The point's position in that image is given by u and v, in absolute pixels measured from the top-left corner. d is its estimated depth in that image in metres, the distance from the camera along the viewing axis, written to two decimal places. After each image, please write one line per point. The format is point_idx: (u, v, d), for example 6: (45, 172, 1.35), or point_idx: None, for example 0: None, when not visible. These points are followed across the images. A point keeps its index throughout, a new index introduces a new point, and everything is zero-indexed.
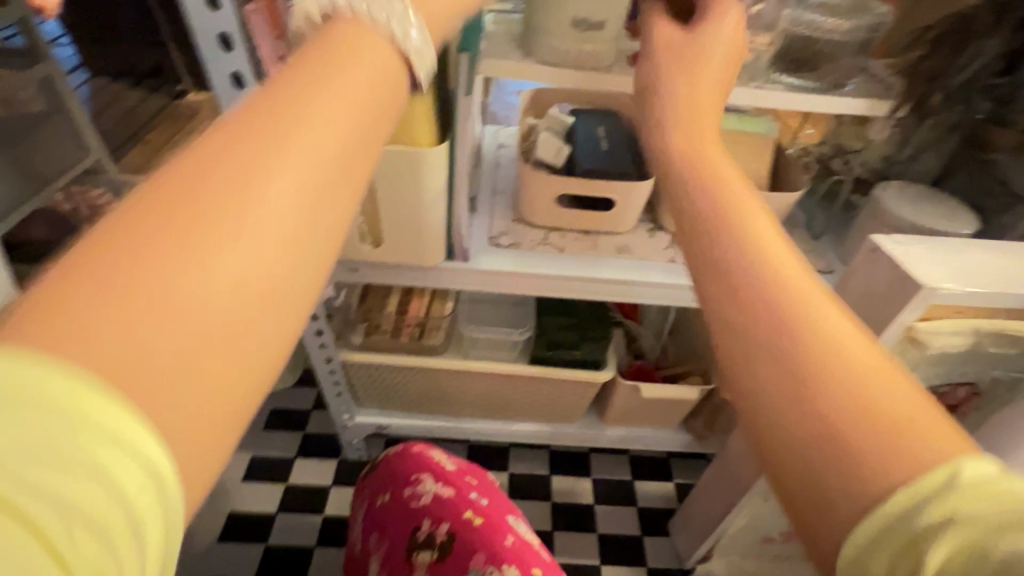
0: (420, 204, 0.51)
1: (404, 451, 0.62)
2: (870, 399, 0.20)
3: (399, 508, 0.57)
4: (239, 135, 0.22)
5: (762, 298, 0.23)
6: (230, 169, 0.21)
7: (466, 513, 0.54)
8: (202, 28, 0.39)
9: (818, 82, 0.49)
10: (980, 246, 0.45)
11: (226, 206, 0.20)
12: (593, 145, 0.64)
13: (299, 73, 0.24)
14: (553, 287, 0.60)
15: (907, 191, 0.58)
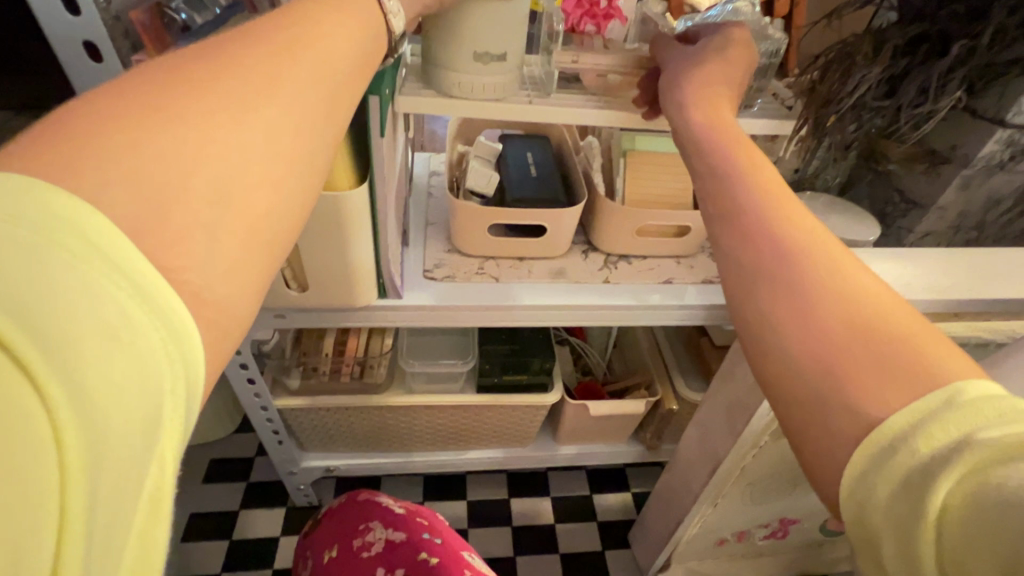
0: (347, 244, 0.48)
1: (349, 501, 0.59)
2: (873, 343, 0.23)
3: (348, 561, 0.52)
4: (198, 106, 0.22)
5: (778, 273, 0.27)
6: (188, 137, 0.21)
7: (420, 555, 0.52)
8: (68, 42, 0.37)
9: None
10: (879, 254, 0.49)
11: (145, 188, 0.19)
12: (523, 172, 0.64)
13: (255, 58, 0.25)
14: (494, 317, 0.60)
15: (817, 202, 0.63)
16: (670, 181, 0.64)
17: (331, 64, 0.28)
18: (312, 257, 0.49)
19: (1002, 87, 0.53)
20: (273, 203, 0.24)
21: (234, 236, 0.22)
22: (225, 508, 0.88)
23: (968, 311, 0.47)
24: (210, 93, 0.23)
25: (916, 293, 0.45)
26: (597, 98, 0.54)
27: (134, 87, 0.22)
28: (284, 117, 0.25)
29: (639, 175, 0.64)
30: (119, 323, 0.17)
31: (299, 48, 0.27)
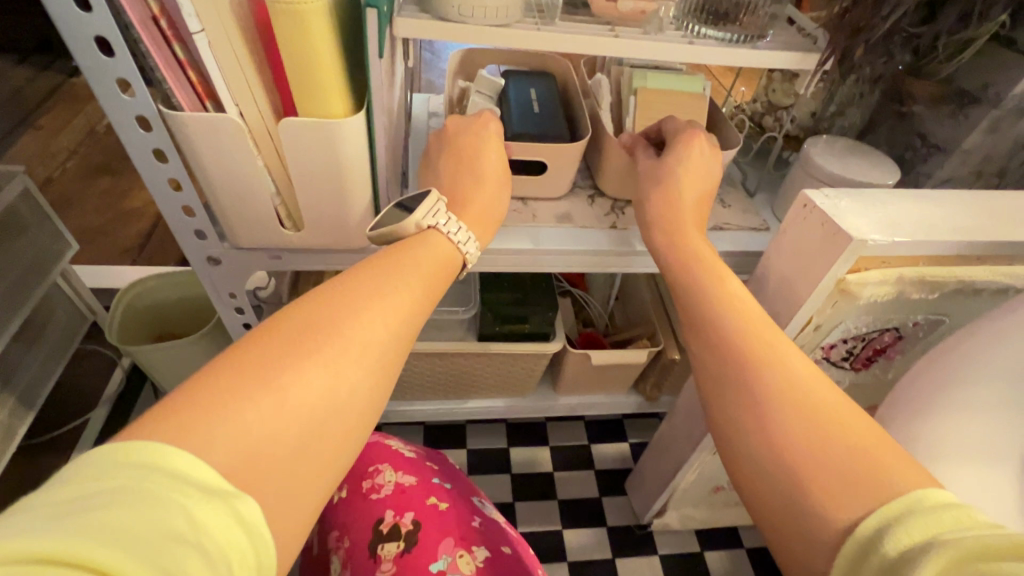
0: (343, 180, 0.46)
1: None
2: (833, 448, 0.31)
3: (358, 502, 0.52)
4: (312, 317, 0.31)
5: (759, 411, 0.34)
6: (300, 334, 0.30)
7: (431, 499, 0.51)
8: None
9: (741, 33, 0.52)
10: (900, 195, 0.46)
11: (268, 369, 0.28)
12: (525, 107, 0.61)
13: (358, 328, 0.31)
14: (496, 262, 0.58)
15: (834, 146, 0.60)
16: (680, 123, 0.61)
17: (409, 337, 0.34)
18: (307, 193, 0.47)
19: None
20: (363, 369, 0.30)
21: (335, 397, 0.29)
22: None
23: (988, 255, 0.45)
24: (317, 352, 0.29)
25: (937, 234, 0.43)
26: (609, 26, 0.51)
27: (302, 302, 0.32)
28: (366, 319, 0.32)
29: (648, 116, 0.61)
30: (114, 487, 0.21)
31: (388, 257, 0.37)
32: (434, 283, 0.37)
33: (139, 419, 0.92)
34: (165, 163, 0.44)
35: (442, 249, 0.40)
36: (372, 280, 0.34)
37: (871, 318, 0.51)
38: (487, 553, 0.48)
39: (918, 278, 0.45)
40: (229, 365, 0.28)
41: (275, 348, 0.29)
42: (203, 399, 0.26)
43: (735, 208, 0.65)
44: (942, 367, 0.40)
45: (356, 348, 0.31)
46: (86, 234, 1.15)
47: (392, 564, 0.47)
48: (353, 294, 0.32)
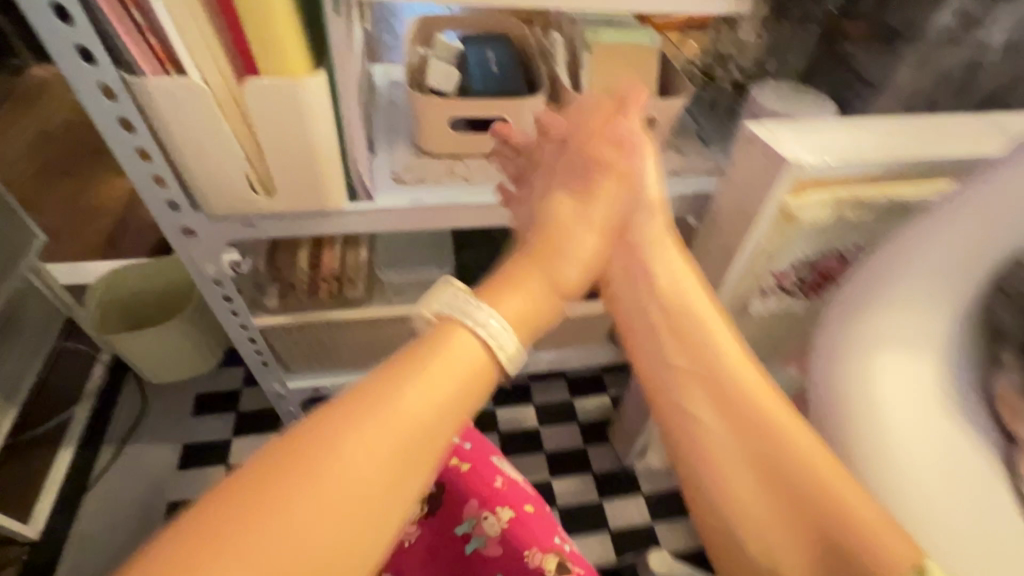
0: (309, 139, 0.47)
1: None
2: (817, 491, 0.38)
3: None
4: (355, 410, 0.33)
5: (720, 492, 0.41)
6: (340, 426, 0.32)
7: (451, 462, 0.55)
8: None
9: None
10: (835, 122, 0.50)
11: (310, 450, 0.31)
12: (483, 68, 0.64)
13: (393, 425, 0.33)
14: (468, 218, 0.61)
15: (778, 90, 0.64)
16: (634, 74, 0.64)
17: (448, 425, 0.35)
18: (275, 156, 0.48)
19: None
20: (397, 475, 0.32)
21: (368, 498, 0.31)
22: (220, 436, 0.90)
23: (913, 172, 0.49)
24: (352, 444, 0.32)
25: (864, 155, 0.47)
26: None
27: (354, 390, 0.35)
28: (400, 409, 0.33)
29: (602, 69, 0.63)
30: (209, 524, 0.29)
31: (433, 343, 0.37)
32: (476, 372, 0.37)
33: (126, 411, 0.92)
34: (132, 132, 0.46)
35: (466, 342, 0.37)
36: (404, 376, 0.34)
37: (817, 243, 0.55)
38: (510, 512, 0.52)
39: (853, 199, 0.49)
40: (285, 448, 0.32)
41: (319, 439, 0.32)
42: (250, 491, 0.30)
43: (691, 154, 0.68)
44: (904, 256, 0.43)
45: (395, 452, 0.32)
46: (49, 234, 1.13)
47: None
48: (387, 389, 0.34)
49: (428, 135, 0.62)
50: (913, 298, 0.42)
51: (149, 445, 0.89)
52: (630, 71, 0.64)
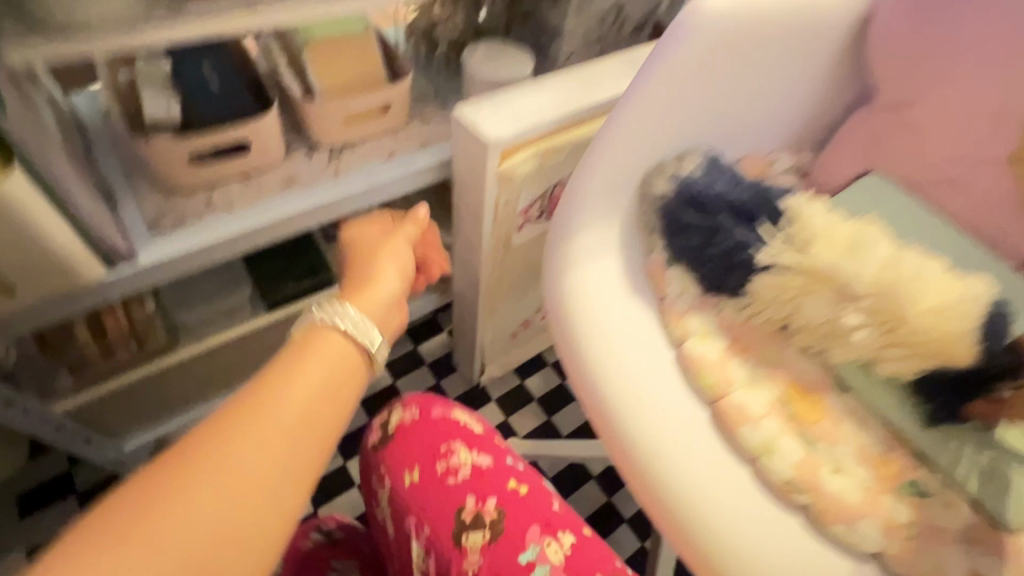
0: (37, 229, 0.47)
1: (423, 423, 0.53)
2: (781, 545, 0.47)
3: (435, 486, 0.50)
4: (234, 420, 0.35)
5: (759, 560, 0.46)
6: (223, 437, 0.35)
7: (509, 483, 0.50)
8: None
9: None
10: (521, 90, 0.63)
11: (194, 462, 0.33)
12: (203, 87, 0.62)
13: (269, 423, 0.36)
14: (243, 242, 0.63)
15: (484, 55, 0.75)
16: (358, 62, 0.68)
17: (332, 413, 0.38)
18: (2, 252, 0.46)
19: None
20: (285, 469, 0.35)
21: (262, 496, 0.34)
22: (68, 521, 0.85)
23: (584, 116, 0.65)
24: (237, 449, 0.34)
25: (543, 118, 0.62)
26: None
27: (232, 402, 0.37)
28: (280, 415, 0.36)
29: (326, 66, 0.67)
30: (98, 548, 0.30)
31: (302, 350, 0.40)
32: (348, 366, 0.40)
33: None
34: None
35: (332, 338, 0.41)
36: (277, 371, 0.38)
37: (542, 182, 0.70)
38: (573, 535, 0.49)
39: (549, 149, 0.64)
40: (168, 464, 0.33)
41: (200, 451, 0.34)
42: (150, 493, 0.32)
43: (434, 121, 0.77)
44: (580, 185, 0.58)
45: (277, 448, 0.35)
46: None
47: (480, 555, 0.47)
48: (265, 396, 0.36)
49: (172, 172, 0.61)
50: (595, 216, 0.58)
51: None
52: (352, 61, 0.67)
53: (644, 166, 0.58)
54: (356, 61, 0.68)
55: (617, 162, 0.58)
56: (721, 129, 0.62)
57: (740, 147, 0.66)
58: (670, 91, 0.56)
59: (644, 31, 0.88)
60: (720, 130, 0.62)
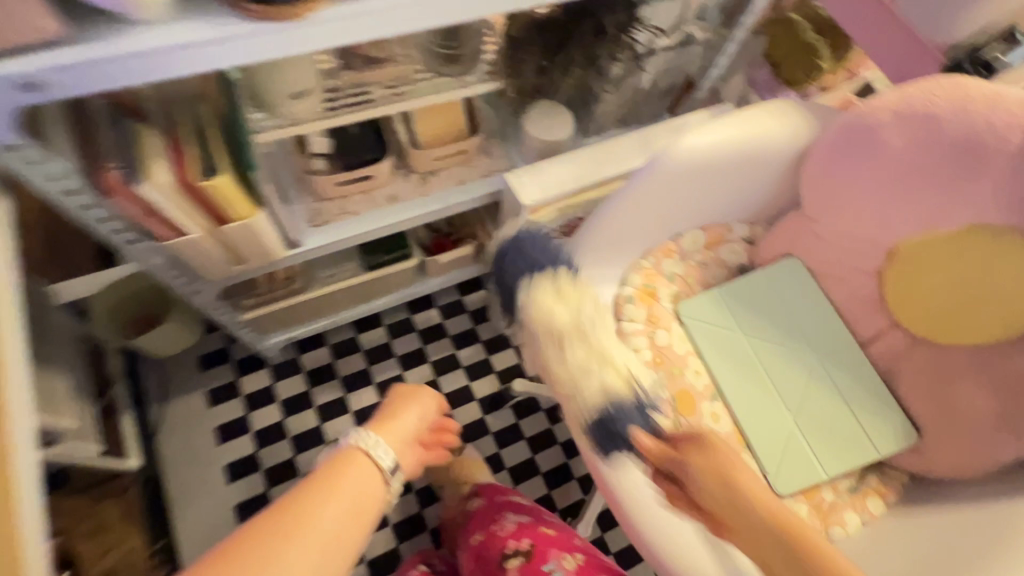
0: (259, 237, 0.82)
1: (495, 511, 0.95)
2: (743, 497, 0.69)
3: (494, 539, 0.91)
4: (291, 512, 0.57)
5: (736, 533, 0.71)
6: (282, 522, 0.56)
7: (541, 530, 0.90)
8: (84, 217, 0.65)
9: (458, 71, 0.88)
10: (553, 162, 0.91)
11: (265, 536, 0.55)
12: (345, 131, 0.97)
13: (312, 518, 0.58)
14: (362, 237, 0.98)
15: (537, 116, 0.98)
16: (450, 117, 0.97)
17: (353, 515, 0.61)
18: (245, 247, 0.83)
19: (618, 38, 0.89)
20: (324, 546, 0.57)
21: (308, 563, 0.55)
22: (228, 378, 1.32)
23: (598, 184, 0.93)
24: (291, 532, 0.56)
25: (567, 186, 0.90)
26: (386, 89, 0.85)
27: (288, 498, 0.59)
28: (323, 517, 0.58)
29: (428, 120, 0.95)
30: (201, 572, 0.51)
31: (340, 465, 0.65)
32: (369, 479, 0.66)
33: (151, 377, 1.29)
34: (154, 257, 0.78)
35: (363, 467, 0.66)
36: (324, 486, 0.61)
37: (562, 219, 0.98)
38: (578, 555, 0.87)
39: (566, 206, 0.94)
40: (244, 536, 0.55)
41: (266, 527, 0.56)
42: (234, 552, 0.53)
43: (495, 155, 1.05)
44: (593, 234, 0.88)
45: (321, 536, 0.57)
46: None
47: (518, 569, 0.86)
48: (309, 503, 0.59)
49: (324, 187, 0.95)
50: (600, 255, 0.89)
51: (181, 396, 1.29)
52: (447, 117, 0.97)
53: (631, 229, 0.89)
54: (449, 117, 0.97)
55: (615, 226, 0.88)
56: (693, 208, 0.90)
57: (705, 221, 0.94)
58: (655, 188, 0.85)
59: (671, 94, 1.09)
60: (687, 214, 0.91)
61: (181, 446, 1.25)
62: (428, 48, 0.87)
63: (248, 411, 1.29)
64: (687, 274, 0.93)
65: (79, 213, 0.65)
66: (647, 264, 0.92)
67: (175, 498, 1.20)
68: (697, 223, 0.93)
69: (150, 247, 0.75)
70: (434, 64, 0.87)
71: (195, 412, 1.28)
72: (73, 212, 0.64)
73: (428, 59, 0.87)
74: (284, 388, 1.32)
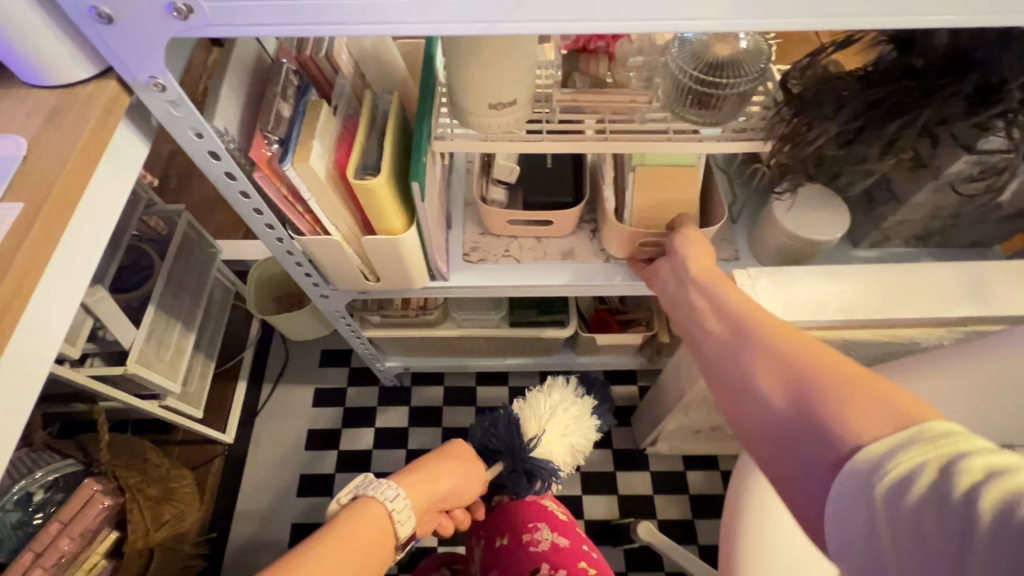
0: (403, 259, 0.67)
1: (520, 501, 0.74)
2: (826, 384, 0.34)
3: (519, 550, 0.68)
4: None
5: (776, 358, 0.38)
6: None
7: (581, 563, 0.67)
8: (229, 192, 0.56)
9: (711, 117, 0.63)
10: (813, 271, 0.60)
11: None
12: (540, 164, 0.81)
13: None
14: (516, 291, 0.79)
15: (801, 201, 0.69)
16: (684, 191, 0.69)
17: None
18: (382, 266, 0.69)
19: (1005, 122, 0.52)
20: None
21: None
22: (340, 384, 1.24)
23: (877, 324, 0.59)
24: None
25: (825, 315, 0.58)
26: (604, 124, 0.64)
27: None
28: None
29: (654, 193, 0.69)
30: None
31: None
32: None
33: (275, 356, 1.27)
34: (292, 252, 0.68)
35: None
36: None
37: None
38: None
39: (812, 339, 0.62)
40: None
41: None
42: None
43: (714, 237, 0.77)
44: None
45: None
46: (202, 200, 1.32)
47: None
48: None
49: (495, 221, 0.78)
50: None
51: (293, 386, 1.24)
52: (680, 190, 0.69)
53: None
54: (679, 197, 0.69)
55: None
56: None
57: None
58: None
59: None
60: None
61: (273, 438, 1.18)
62: (676, 79, 0.62)
63: (344, 426, 1.19)
64: None
65: (227, 187, 0.56)
66: None
67: (247, 491, 1.12)
68: None
69: (287, 237, 0.64)
70: (678, 102, 0.63)
71: (299, 406, 1.21)
72: (220, 186, 0.55)
73: (672, 95, 0.63)
74: (386, 416, 1.19)
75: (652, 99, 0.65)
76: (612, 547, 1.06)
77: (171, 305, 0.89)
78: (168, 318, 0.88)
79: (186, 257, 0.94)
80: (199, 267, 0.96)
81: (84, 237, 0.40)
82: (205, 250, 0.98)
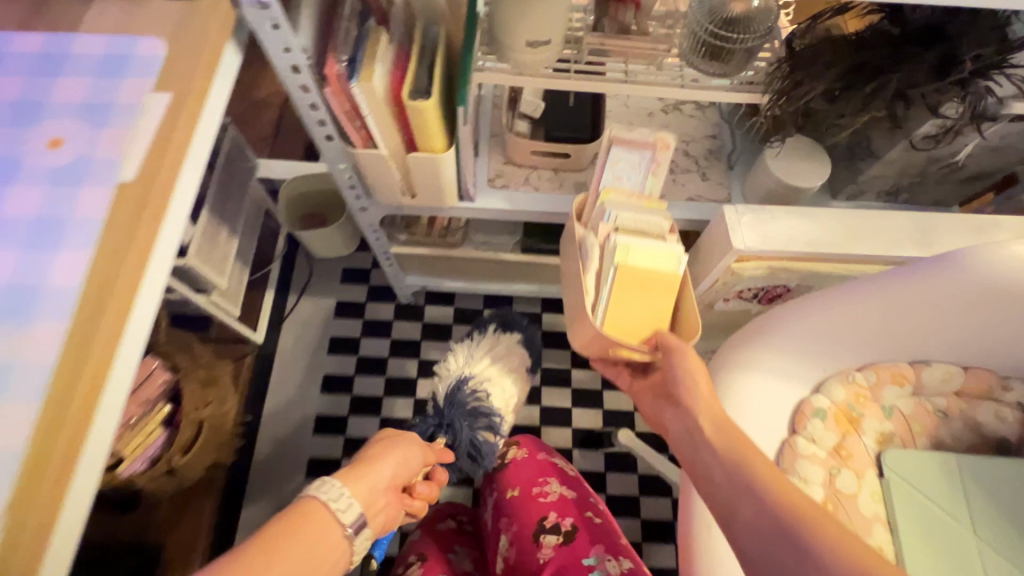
0: (440, 178, 0.77)
1: (531, 457, 0.84)
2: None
3: (529, 502, 0.78)
4: None
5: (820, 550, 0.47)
6: None
7: (586, 513, 0.76)
8: (301, 105, 0.65)
9: (721, 69, 0.72)
10: (791, 211, 0.71)
11: None
12: (562, 102, 0.89)
13: None
14: (532, 216, 0.89)
15: (790, 152, 0.78)
16: (662, 302, 0.66)
17: None
18: (420, 183, 0.79)
19: (965, 90, 0.62)
20: None
21: None
22: (360, 299, 1.36)
23: (837, 259, 0.71)
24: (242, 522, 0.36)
25: (794, 247, 0.70)
26: (626, 68, 0.73)
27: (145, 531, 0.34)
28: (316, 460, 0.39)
29: (635, 298, 0.66)
30: None
31: None
32: None
33: (301, 269, 1.38)
34: (343, 165, 0.77)
35: None
36: None
37: (765, 281, 0.78)
38: (626, 559, 0.70)
39: (783, 268, 0.73)
40: None
41: None
42: None
43: (712, 180, 0.87)
44: (775, 317, 0.66)
45: None
46: (232, 117, 1.38)
47: (552, 549, 0.73)
48: None
49: (519, 152, 0.87)
50: (779, 351, 0.66)
51: (317, 298, 1.36)
52: (660, 303, 0.66)
53: (863, 333, 0.66)
54: (653, 303, 0.66)
55: (836, 320, 0.65)
56: (962, 337, 0.65)
57: (966, 359, 0.68)
58: (911, 297, 0.62)
59: (984, 182, 0.82)
60: (943, 342, 0.66)
61: (299, 342, 1.31)
62: (693, 32, 0.70)
63: (363, 335, 1.32)
64: (912, 415, 0.69)
65: (299, 99, 0.65)
66: (860, 379, 0.69)
67: (277, 385, 1.26)
68: (958, 355, 0.67)
69: (342, 150, 0.73)
70: (693, 53, 0.72)
71: (323, 316, 1.34)
72: (294, 99, 0.64)
73: (688, 46, 0.72)
74: (401, 329, 1.32)
75: (672, 47, 0.73)
76: (594, 451, 1.23)
77: (221, 210, 0.98)
78: (217, 220, 0.98)
79: (233, 168, 1.02)
80: (242, 177, 1.05)
81: (207, 131, 0.49)
82: (249, 163, 1.07)
